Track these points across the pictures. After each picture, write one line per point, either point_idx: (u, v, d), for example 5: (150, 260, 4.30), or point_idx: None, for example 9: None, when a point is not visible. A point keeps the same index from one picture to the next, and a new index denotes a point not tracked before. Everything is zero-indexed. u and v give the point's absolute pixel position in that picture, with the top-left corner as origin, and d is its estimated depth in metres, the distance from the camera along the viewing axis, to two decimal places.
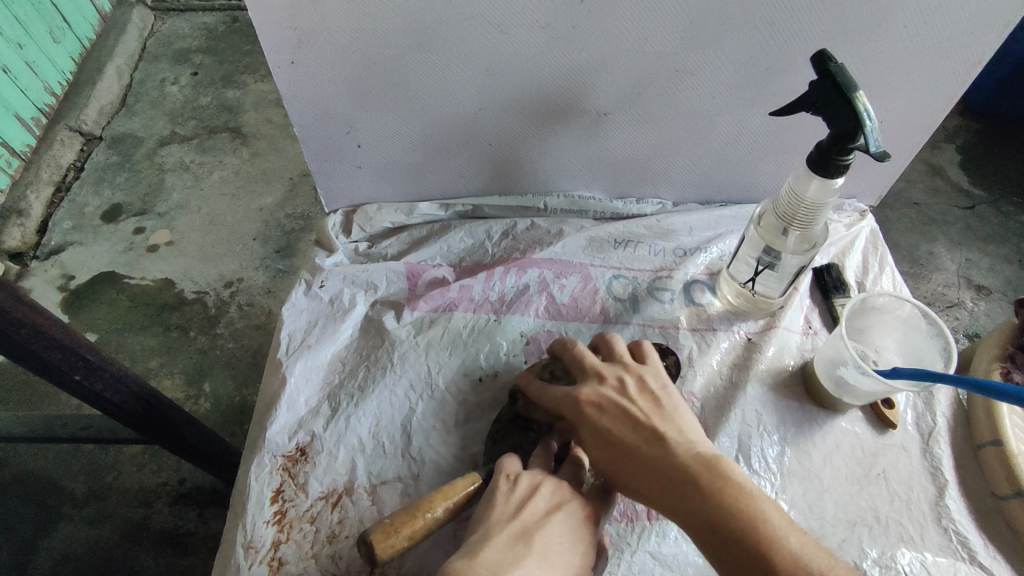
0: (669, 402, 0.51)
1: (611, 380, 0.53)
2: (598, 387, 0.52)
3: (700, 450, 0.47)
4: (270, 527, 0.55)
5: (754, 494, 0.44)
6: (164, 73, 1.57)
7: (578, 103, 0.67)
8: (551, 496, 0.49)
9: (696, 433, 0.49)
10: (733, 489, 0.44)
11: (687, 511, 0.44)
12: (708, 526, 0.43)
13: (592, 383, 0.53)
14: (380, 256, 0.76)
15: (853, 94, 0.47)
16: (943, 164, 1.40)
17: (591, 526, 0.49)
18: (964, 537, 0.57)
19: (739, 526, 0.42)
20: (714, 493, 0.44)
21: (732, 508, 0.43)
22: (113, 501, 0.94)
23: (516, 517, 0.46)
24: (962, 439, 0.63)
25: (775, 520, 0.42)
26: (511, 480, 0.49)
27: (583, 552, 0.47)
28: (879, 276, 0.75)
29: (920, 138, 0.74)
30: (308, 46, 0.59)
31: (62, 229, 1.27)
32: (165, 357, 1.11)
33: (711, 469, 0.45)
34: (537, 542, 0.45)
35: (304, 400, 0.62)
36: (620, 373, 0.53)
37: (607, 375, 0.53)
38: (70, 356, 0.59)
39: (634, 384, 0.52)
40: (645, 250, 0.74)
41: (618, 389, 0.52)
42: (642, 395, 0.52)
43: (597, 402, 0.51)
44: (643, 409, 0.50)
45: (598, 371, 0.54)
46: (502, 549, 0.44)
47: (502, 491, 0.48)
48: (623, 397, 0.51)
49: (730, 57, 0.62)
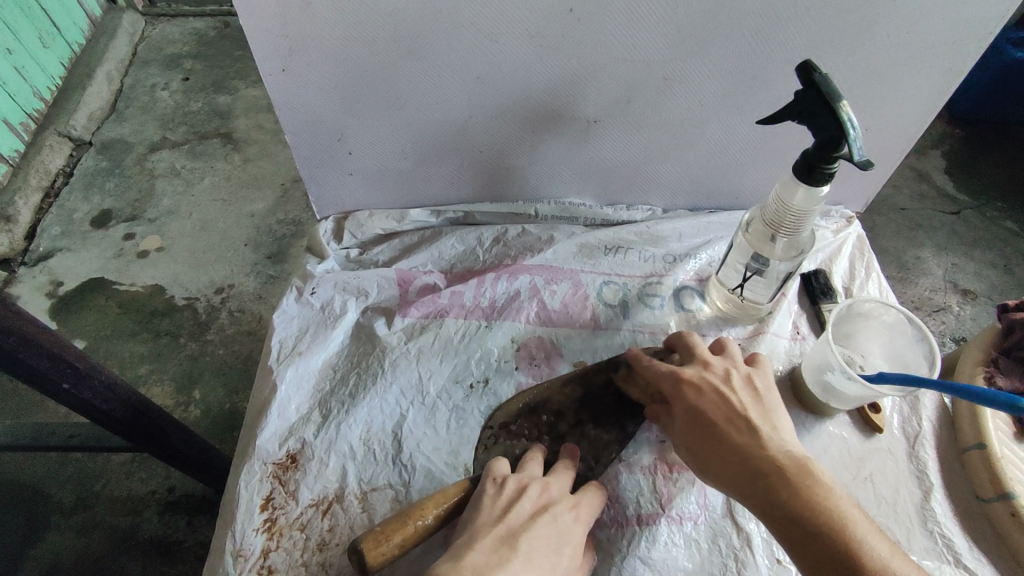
0: (772, 401, 0.52)
1: (716, 368, 0.54)
2: (702, 371, 0.54)
3: (794, 451, 0.48)
4: (260, 535, 0.55)
5: (846, 502, 0.44)
6: (154, 79, 1.56)
7: (568, 111, 0.67)
8: (538, 498, 0.49)
9: (793, 435, 0.50)
10: (825, 493, 0.45)
11: (773, 500, 0.45)
12: (794, 519, 0.44)
13: (697, 367, 0.55)
14: (371, 263, 0.76)
15: (836, 104, 0.48)
16: (929, 170, 1.42)
17: (578, 528, 0.49)
18: (949, 540, 0.58)
19: (826, 526, 0.43)
20: (806, 491, 0.45)
21: (823, 507, 0.44)
22: (101, 510, 0.93)
23: (502, 520, 0.46)
24: (947, 443, 0.64)
25: (863, 530, 0.43)
26: (498, 483, 0.50)
27: (569, 554, 0.47)
28: (866, 281, 0.76)
29: (905, 145, 0.75)
30: (298, 54, 0.60)
31: (50, 235, 1.26)
32: (154, 364, 1.10)
33: (805, 469, 0.46)
34: (522, 545, 0.45)
35: (295, 407, 0.62)
36: (728, 365, 0.55)
37: (712, 364, 0.55)
38: (59, 364, 0.59)
39: (740, 377, 0.54)
40: (636, 257, 0.74)
41: (724, 378, 0.53)
42: (746, 388, 0.53)
43: (699, 384, 0.53)
44: (745, 400, 0.51)
45: (705, 358, 0.55)
46: (488, 552, 0.44)
47: (489, 493, 0.49)
48: (727, 386, 0.52)
49: (716, 65, 0.63)
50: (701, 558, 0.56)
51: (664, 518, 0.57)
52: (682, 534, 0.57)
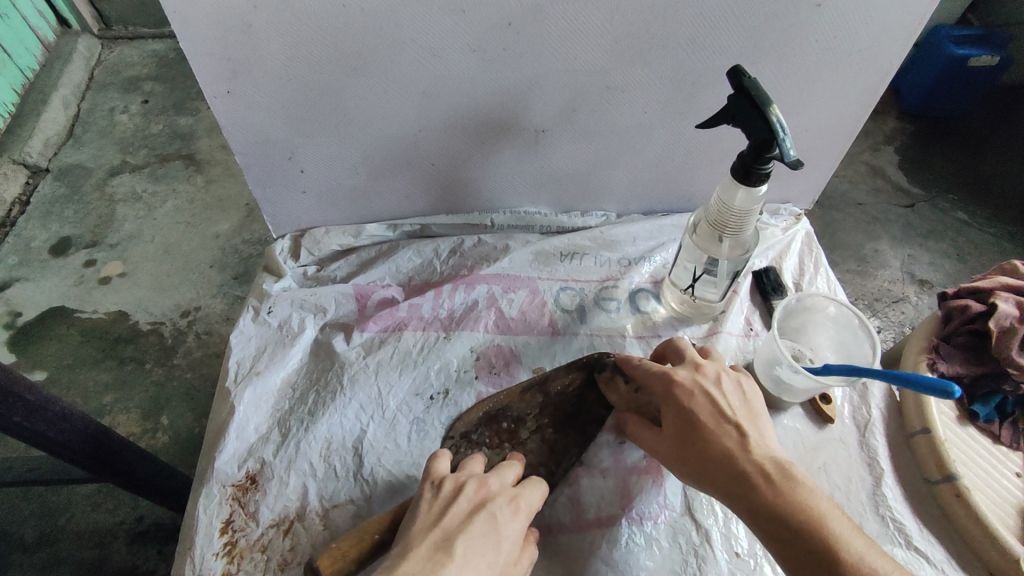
0: (756, 404, 0.53)
1: (708, 371, 0.54)
2: (693, 373, 0.54)
3: (779, 455, 0.49)
4: (220, 559, 0.55)
5: (827, 503, 0.46)
6: (113, 102, 1.54)
7: (515, 121, 0.69)
8: (473, 497, 0.50)
9: (776, 439, 0.51)
10: (806, 496, 0.46)
11: (759, 504, 0.46)
12: (777, 522, 0.45)
13: (688, 369, 0.54)
14: (329, 280, 0.76)
15: (765, 108, 0.50)
16: (883, 165, 1.47)
17: (518, 520, 0.49)
18: (901, 524, 0.60)
19: (809, 529, 0.44)
20: (789, 494, 0.46)
21: (808, 509, 0.45)
22: (66, 544, 0.91)
23: (437, 525, 0.47)
24: (895, 429, 0.66)
25: (845, 529, 0.44)
26: (435, 486, 0.51)
27: (507, 549, 0.47)
28: (815, 276, 0.78)
29: (844, 142, 0.78)
30: (243, 75, 0.60)
31: (7, 265, 1.24)
32: (119, 392, 1.08)
33: (787, 473, 0.47)
34: (457, 547, 0.45)
35: (254, 427, 0.62)
36: (719, 367, 0.55)
37: (704, 366, 0.54)
38: (6, 398, 0.57)
39: (730, 378, 0.54)
40: (591, 262, 0.76)
41: (713, 381, 0.53)
42: (734, 392, 0.53)
43: (691, 386, 0.52)
44: (735, 404, 0.51)
45: (696, 361, 0.55)
46: (422, 558, 0.44)
47: (425, 499, 0.50)
48: (719, 389, 0.52)
49: (656, 73, 0.65)
50: (661, 557, 0.57)
51: (624, 519, 0.58)
52: (642, 534, 0.57)
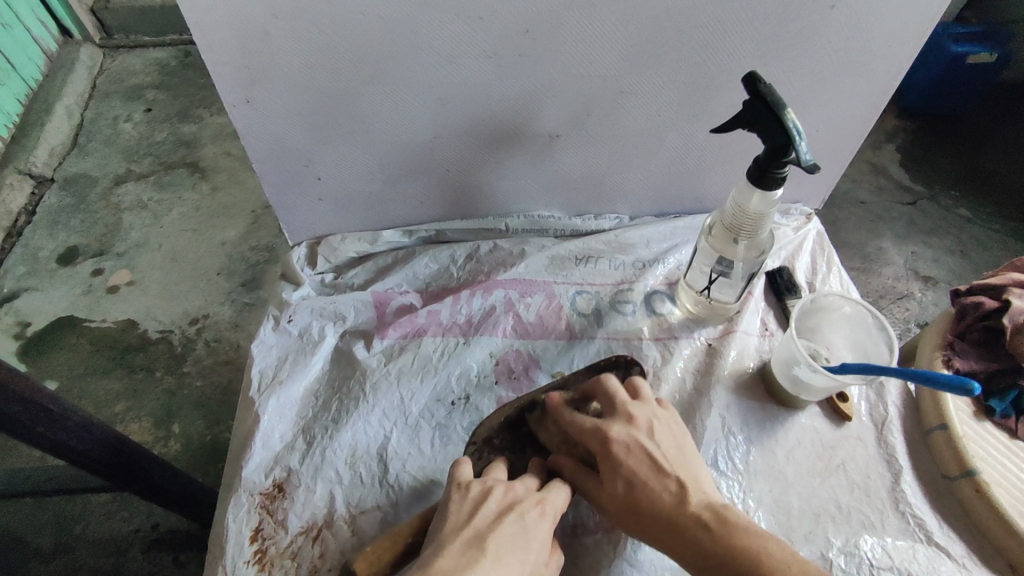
0: (686, 449, 0.55)
1: (640, 424, 0.55)
2: (628, 428, 0.54)
3: (713, 500, 0.51)
4: (250, 567, 0.56)
5: (762, 535, 0.48)
6: (116, 111, 1.54)
7: (529, 126, 0.69)
8: (502, 499, 0.51)
9: (710, 485, 0.53)
10: (742, 535, 0.48)
11: (698, 553, 0.48)
12: (718, 565, 0.48)
13: (621, 423, 0.55)
14: (346, 287, 0.76)
15: (781, 113, 0.51)
16: (885, 163, 1.48)
17: (546, 523, 0.50)
18: (921, 520, 0.60)
19: (749, 562, 0.47)
20: (725, 539, 0.48)
21: (745, 548, 0.47)
22: (82, 553, 0.91)
23: (469, 523, 0.48)
24: (913, 426, 0.67)
25: (783, 553, 0.47)
26: (462, 488, 0.51)
27: (537, 549, 0.48)
28: (827, 276, 0.79)
29: (854, 143, 0.78)
30: (261, 83, 0.60)
31: (15, 275, 1.24)
32: (131, 401, 1.08)
33: (722, 518, 0.49)
34: (490, 544, 0.47)
35: (279, 436, 0.62)
36: (650, 416, 0.56)
37: (635, 418, 0.56)
38: (32, 409, 0.58)
39: (662, 426, 0.56)
40: (606, 265, 0.76)
41: (646, 431, 0.55)
42: (666, 442, 0.54)
43: (626, 442, 0.53)
44: (667, 457, 0.53)
45: (628, 412, 0.56)
46: (457, 555, 0.45)
47: (455, 500, 0.51)
48: (650, 443, 0.54)
49: (670, 76, 0.65)
50: None
51: None
52: None
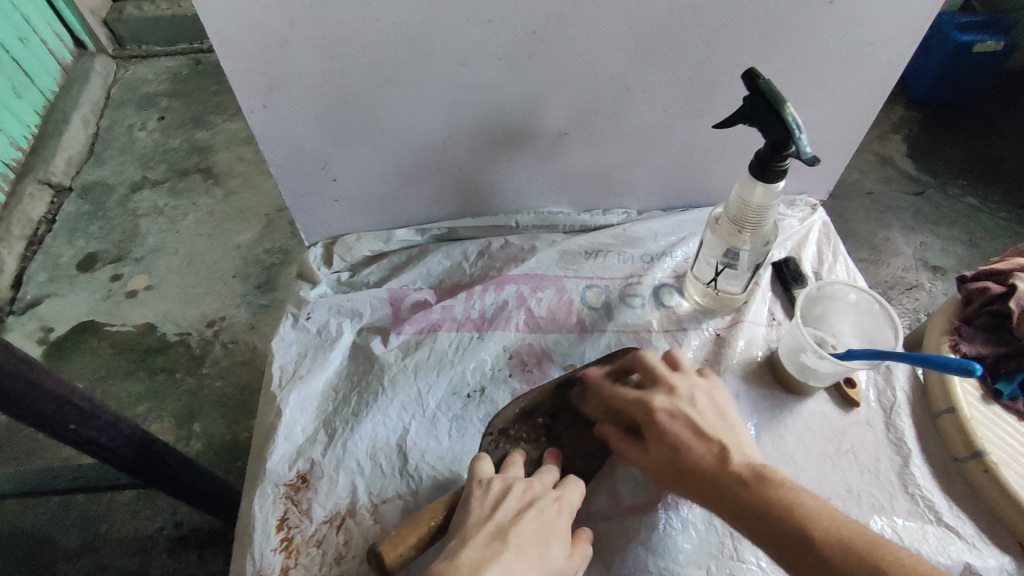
0: (730, 416, 0.57)
1: (683, 395, 0.57)
2: (670, 398, 0.57)
3: (754, 461, 0.53)
4: (278, 554, 0.58)
5: (799, 490, 0.50)
6: (131, 119, 1.57)
7: (538, 125, 0.71)
8: (522, 496, 0.53)
9: (753, 448, 0.55)
10: (785, 492, 0.50)
11: (740, 506, 0.51)
12: (759, 517, 0.50)
13: (663, 393, 0.57)
14: (362, 285, 0.78)
15: (781, 108, 0.52)
16: (892, 154, 1.48)
17: (564, 519, 0.52)
18: (930, 501, 0.62)
19: (787, 515, 0.49)
20: (768, 495, 0.50)
21: (787, 504, 0.49)
22: (109, 550, 0.94)
23: (491, 517, 0.50)
24: (921, 410, 0.68)
25: (818, 508, 0.49)
26: (483, 484, 0.53)
27: (557, 544, 0.50)
28: (834, 265, 0.80)
29: (858, 134, 0.79)
30: (279, 90, 0.63)
31: (37, 282, 1.27)
32: (152, 402, 1.11)
33: (763, 477, 0.51)
34: (512, 537, 0.48)
35: (301, 429, 0.65)
36: (690, 385, 0.58)
37: (678, 387, 0.58)
38: (66, 407, 0.60)
39: (703, 397, 0.57)
40: (615, 259, 0.78)
41: (688, 400, 0.57)
42: (709, 408, 0.57)
43: (668, 411, 0.56)
44: (711, 422, 0.55)
45: (670, 382, 0.58)
46: (481, 547, 0.48)
47: (476, 495, 0.52)
48: (693, 412, 0.56)
49: (675, 73, 0.67)
50: (699, 539, 0.59)
51: (661, 506, 0.60)
52: (680, 519, 0.59)
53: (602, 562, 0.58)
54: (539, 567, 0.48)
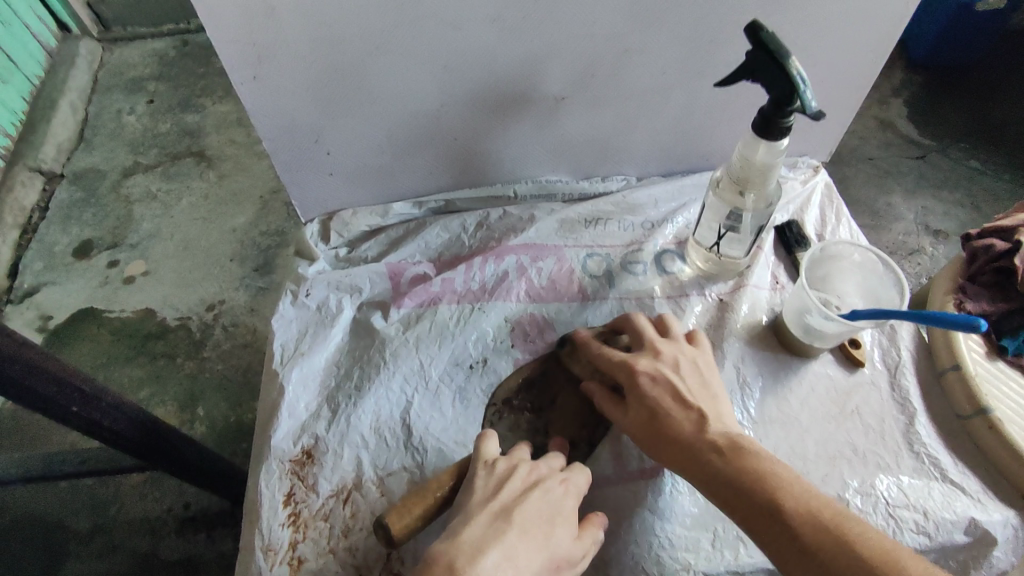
0: (712, 385, 0.56)
1: (668, 358, 0.57)
2: (655, 361, 0.57)
3: (730, 430, 0.53)
4: (286, 528, 0.58)
5: (775, 462, 0.50)
6: (119, 104, 1.54)
7: (533, 90, 0.69)
8: (527, 476, 0.52)
9: (732, 418, 0.55)
10: (758, 464, 0.50)
11: (710, 473, 0.50)
12: (729, 484, 0.49)
13: (649, 356, 0.57)
14: (361, 260, 0.77)
15: (786, 62, 0.51)
16: (893, 118, 1.45)
17: (570, 500, 0.52)
18: (936, 459, 0.62)
19: (758, 484, 0.48)
20: (741, 463, 0.50)
21: (759, 473, 0.49)
22: (118, 534, 0.94)
23: (495, 498, 0.50)
24: (925, 368, 0.68)
25: (790, 480, 0.49)
26: (489, 465, 0.53)
27: (562, 525, 0.50)
28: (837, 227, 0.79)
29: (861, 92, 0.78)
30: (268, 60, 0.61)
31: (33, 271, 1.26)
32: (154, 387, 1.11)
33: (738, 446, 0.51)
34: (516, 518, 0.48)
35: (304, 405, 0.64)
36: (676, 353, 0.58)
37: (664, 352, 0.57)
38: (66, 389, 0.60)
39: (688, 363, 0.57)
40: (616, 227, 0.77)
41: (672, 366, 0.56)
42: (691, 373, 0.56)
43: (652, 374, 0.55)
44: (692, 388, 0.55)
45: (656, 347, 0.58)
46: (484, 527, 0.47)
47: (480, 475, 0.52)
48: (677, 377, 0.55)
49: (673, 33, 0.65)
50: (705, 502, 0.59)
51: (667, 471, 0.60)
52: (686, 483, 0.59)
53: (609, 527, 0.58)
54: (543, 549, 0.47)
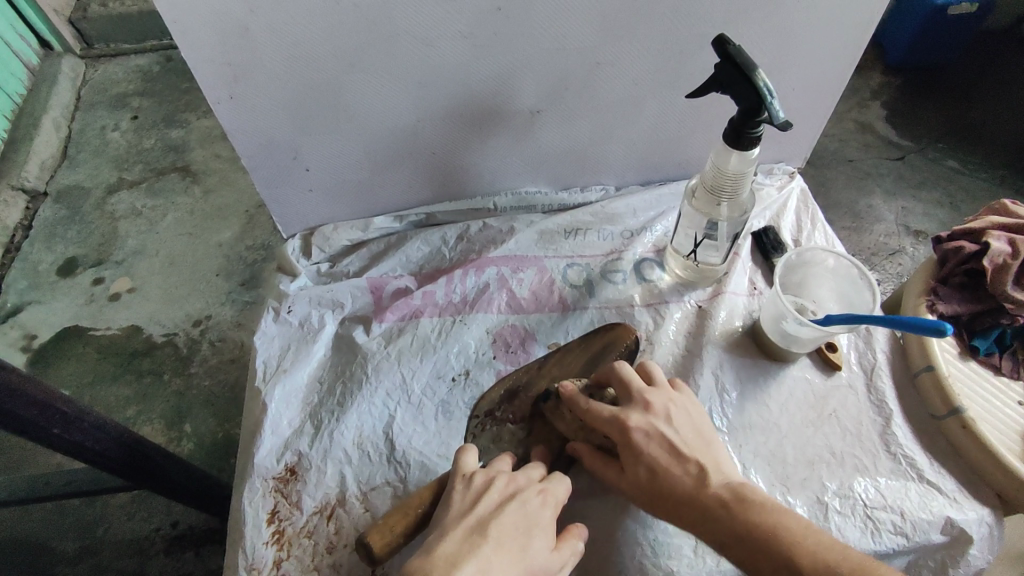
0: (706, 432, 0.56)
1: (659, 411, 0.56)
2: (646, 415, 0.56)
3: (731, 481, 0.53)
4: (270, 547, 0.58)
5: (777, 511, 0.50)
6: (103, 120, 1.54)
7: (508, 104, 0.70)
8: (504, 489, 0.53)
9: (729, 465, 0.55)
10: (763, 515, 0.50)
11: (717, 528, 0.50)
12: (739, 539, 0.49)
13: (639, 410, 0.56)
14: (343, 275, 0.78)
15: (753, 74, 0.52)
16: (872, 121, 1.47)
17: (547, 511, 0.52)
18: (912, 459, 0.63)
19: (767, 536, 0.48)
20: (747, 516, 0.50)
21: (770, 524, 0.49)
22: (105, 555, 0.94)
23: (471, 511, 0.50)
24: (901, 370, 0.69)
25: (798, 529, 0.48)
26: (466, 479, 0.53)
27: (540, 536, 0.50)
28: (813, 233, 0.81)
29: (832, 99, 0.79)
30: (244, 80, 0.62)
31: (17, 290, 1.25)
32: (141, 405, 1.11)
33: (741, 498, 0.51)
34: (491, 530, 0.49)
35: (287, 422, 0.65)
36: (665, 401, 0.57)
37: (654, 403, 0.57)
38: (47, 411, 0.59)
39: (679, 411, 0.57)
40: (595, 236, 0.78)
41: (664, 417, 0.56)
42: (687, 423, 0.56)
43: (646, 430, 0.55)
44: (687, 440, 0.55)
45: (645, 398, 0.57)
46: (459, 540, 0.48)
47: (457, 489, 0.52)
48: (670, 431, 0.55)
49: (644, 46, 0.66)
50: None
51: None
52: None
53: (591, 536, 0.59)
54: (520, 561, 0.48)
